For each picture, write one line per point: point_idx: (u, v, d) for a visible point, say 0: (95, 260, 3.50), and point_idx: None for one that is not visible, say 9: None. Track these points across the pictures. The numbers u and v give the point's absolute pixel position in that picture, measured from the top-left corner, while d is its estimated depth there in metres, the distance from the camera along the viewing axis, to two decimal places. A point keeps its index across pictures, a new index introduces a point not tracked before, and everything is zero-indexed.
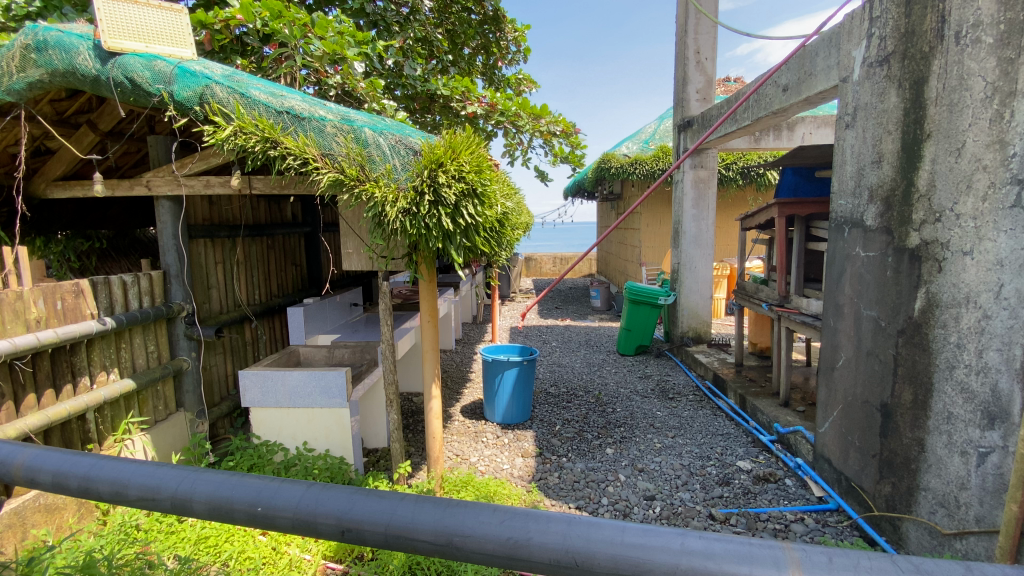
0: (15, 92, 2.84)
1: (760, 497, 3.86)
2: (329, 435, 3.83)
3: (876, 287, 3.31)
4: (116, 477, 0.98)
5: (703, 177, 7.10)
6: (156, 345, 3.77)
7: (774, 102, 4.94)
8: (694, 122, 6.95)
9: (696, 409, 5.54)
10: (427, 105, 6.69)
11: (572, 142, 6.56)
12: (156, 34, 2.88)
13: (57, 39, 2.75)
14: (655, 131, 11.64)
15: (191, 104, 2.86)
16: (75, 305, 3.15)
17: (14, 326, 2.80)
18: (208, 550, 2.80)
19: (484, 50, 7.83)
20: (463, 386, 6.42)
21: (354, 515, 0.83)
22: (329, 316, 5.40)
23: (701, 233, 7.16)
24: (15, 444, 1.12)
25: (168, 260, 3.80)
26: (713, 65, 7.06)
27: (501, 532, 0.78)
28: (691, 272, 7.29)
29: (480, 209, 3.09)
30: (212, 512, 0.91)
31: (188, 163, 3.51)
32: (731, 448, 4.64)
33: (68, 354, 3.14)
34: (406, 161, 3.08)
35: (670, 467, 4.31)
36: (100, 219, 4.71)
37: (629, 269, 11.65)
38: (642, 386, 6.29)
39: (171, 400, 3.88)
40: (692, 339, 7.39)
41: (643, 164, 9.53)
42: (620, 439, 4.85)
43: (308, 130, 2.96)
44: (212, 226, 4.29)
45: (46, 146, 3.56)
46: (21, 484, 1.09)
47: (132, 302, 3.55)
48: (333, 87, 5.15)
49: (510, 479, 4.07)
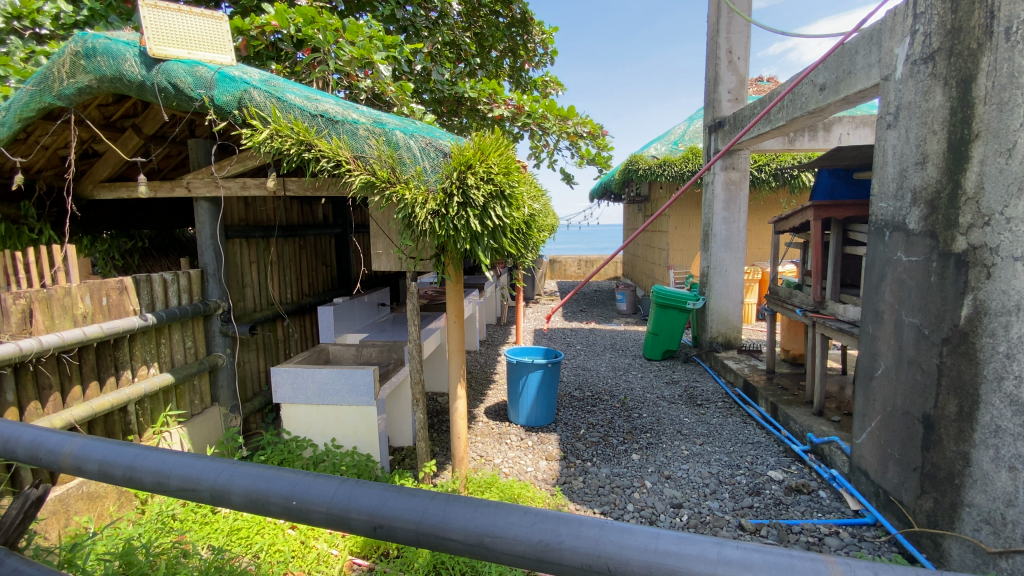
0: (65, 98, 2.98)
1: (792, 508, 3.74)
2: (356, 433, 3.89)
3: (918, 293, 3.18)
4: (158, 467, 1.01)
5: (735, 179, 6.96)
6: (193, 341, 3.89)
7: (810, 102, 4.80)
8: (725, 122, 6.82)
9: (725, 417, 5.41)
10: (455, 108, 6.76)
11: (599, 143, 6.56)
12: (198, 39, 2.98)
13: (105, 46, 2.87)
14: (685, 132, 11.50)
15: (230, 108, 2.97)
16: (119, 302, 3.29)
17: (62, 321, 2.95)
18: (241, 541, 2.88)
19: (512, 52, 7.86)
20: (488, 387, 6.44)
21: (386, 511, 0.83)
22: (358, 316, 5.49)
23: (732, 236, 7.01)
24: (63, 434, 1.17)
25: (206, 259, 3.93)
26: (745, 65, 6.92)
27: (532, 534, 0.77)
28: (721, 276, 7.14)
29: (508, 211, 3.09)
30: (248, 504, 0.93)
31: (227, 164, 3.62)
32: (761, 457, 4.52)
33: (112, 348, 3.27)
34: (436, 163, 3.10)
35: (698, 475, 4.23)
36: (143, 219, 4.90)
37: (656, 272, 11.48)
38: (669, 392, 6.18)
39: (206, 395, 4.01)
40: (721, 344, 7.24)
41: (672, 166, 9.41)
42: (646, 445, 4.78)
43: (341, 133, 3.02)
44: (247, 226, 4.41)
45: (94, 149, 3.74)
46: (68, 473, 1.13)
47: (171, 299, 3.67)
48: (363, 91, 5.24)
49: (534, 482, 4.06)
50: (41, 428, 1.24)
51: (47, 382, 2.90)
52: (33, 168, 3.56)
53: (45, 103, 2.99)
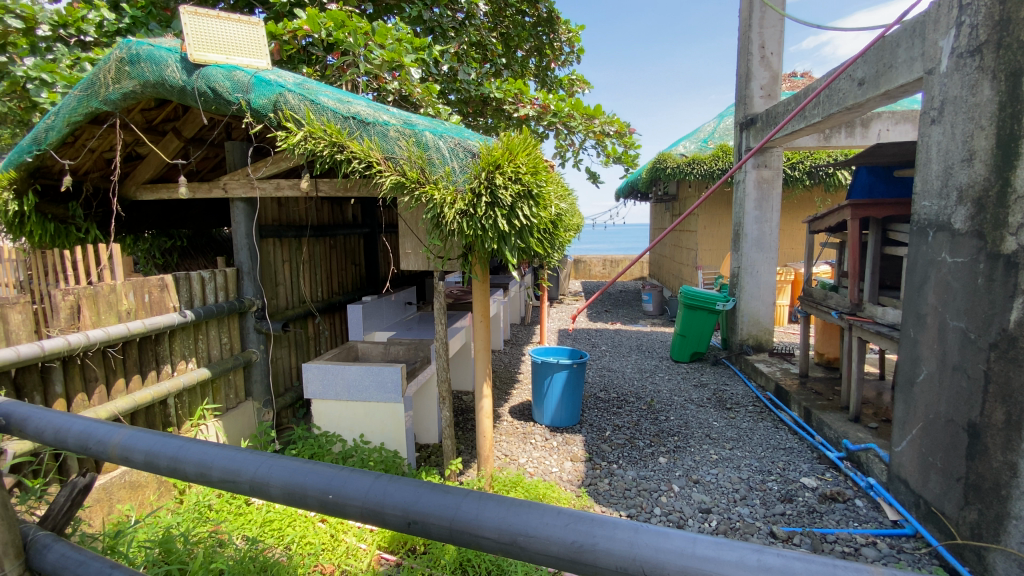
0: (111, 102, 3.11)
1: (827, 517, 3.63)
2: (384, 429, 3.95)
3: (964, 296, 3.04)
4: (200, 459, 1.05)
5: (767, 177, 6.79)
6: (229, 337, 4.01)
7: (848, 97, 4.64)
8: (757, 119, 6.65)
9: (756, 421, 5.28)
10: (480, 108, 6.79)
11: (626, 142, 6.52)
12: (236, 45, 3.08)
13: (149, 53, 2.98)
14: (715, 129, 11.28)
15: (266, 111, 3.05)
16: (160, 299, 3.42)
17: (108, 317, 3.09)
18: (273, 533, 2.95)
19: (538, 52, 7.86)
20: (512, 387, 6.44)
21: (419, 507, 0.84)
22: (385, 314, 5.57)
23: (763, 236, 6.84)
24: (112, 424, 1.23)
25: (241, 258, 4.04)
26: (779, 60, 6.73)
27: (566, 535, 0.77)
28: (752, 277, 6.97)
29: (535, 210, 3.09)
30: (286, 497, 0.96)
31: (262, 166, 3.71)
32: (794, 463, 4.41)
33: (153, 343, 3.40)
34: (465, 163, 3.12)
35: (727, 480, 4.14)
36: (182, 219, 5.08)
37: (684, 273, 11.30)
38: (697, 395, 6.07)
39: (241, 389, 4.14)
40: (752, 347, 7.07)
41: (701, 164, 9.25)
42: (673, 448, 4.70)
43: (372, 135, 3.06)
44: (281, 226, 4.53)
45: (137, 151, 3.89)
46: (116, 461, 1.19)
47: (209, 296, 3.79)
48: (391, 93, 5.29)
49: (559, 482, 4.04)
50: (90, 420, 1.30)
51: (93, 374, 3.03)
52: (80, 170, 3.73)
53: (92, 108, 3.12)
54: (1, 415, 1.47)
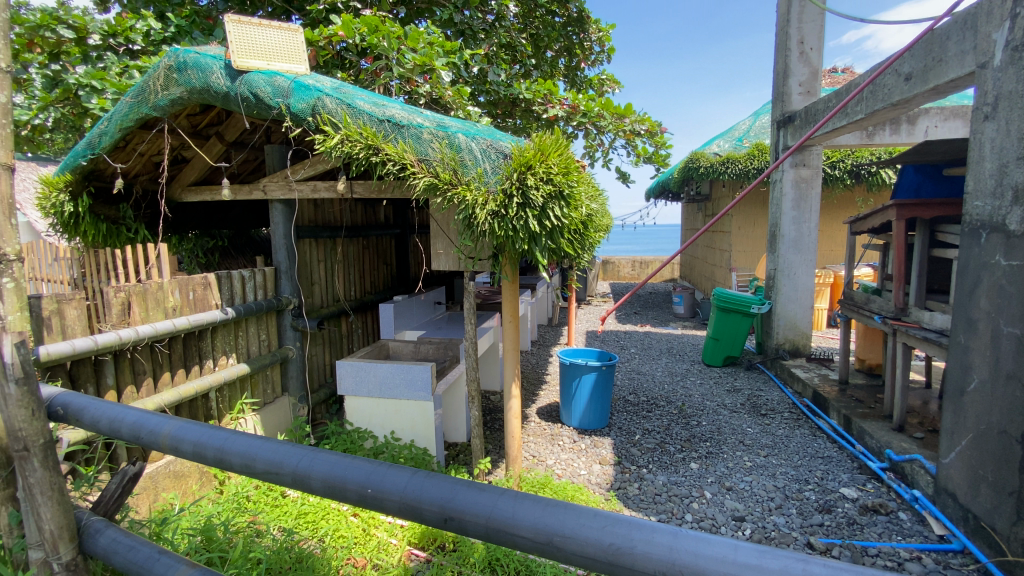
0: (160, 108, 3.24)
1: (868, 529, 3.49)
2: (414, 426, 4.01)
3: (1020, 301, 2.88)
4: (245, 451, 1.10)
5: (806, 176, 6.58)
6: (267, 334, 4.14)
7: (894, 93, 4.45)
8: (795, 117, 6.46)
9: (792, 428, 5.12)
10: (509, 109, 6.82)
11: (657, 141, 6.47)
12: (277, 52, 3.19)
13: (195, 60, 3.11)
14: (750, 127, 11.00)
15: (305, 115, 3.13)
16: (203, 296, 3.56)
17: (155, 313, 3.23)
18: (308, 525, 3.03)
19: (567, 52, 7.84)
20: (540, 388, 6.43)
21: (456, 505, 0.85)
22: (415, 314, 5.64)
23: (801, 237, 6.64)
24: (162, 417, 1.30)
25: (279, 257, 4.17)
26: (819, 55, 6.52)
27: (603, 537, 0.77)
28: (789, 280, 6.77)
29: (566, 211, 3.08)
30: (327, 490, 0.99)
31: (300, 169, 3.81)
32: (833, 473, 4.26)
33: (197, 339, 3.55)
34: (497, 164, 3.14)
35: (762, 488, 4.03)
36: (223, 220, 5.27)
37: (717, 275, 11.06)
38: (730, 400, 5.92)
39: (278, 385, 4.27)
40: (788, 351, 6.86)
41: (735, 164, 9.05)
42: (705, 454, 4.61)
43: (407, 137, 3.11)
44: (316, 227, 4.65)
45: (182, 156, 4.06)
46: (167, 451, 1.25)
47: (249, 294, 3.93)
48: (422, 96, 5.35)
49: (587, 485, 4.02)
50: (142, 411, 1.37)
51: (141, 368, 3.17)
52: (130, 173, 3.92)
53: (142, 114, 3.27)
54: (62, 404, 1.60)
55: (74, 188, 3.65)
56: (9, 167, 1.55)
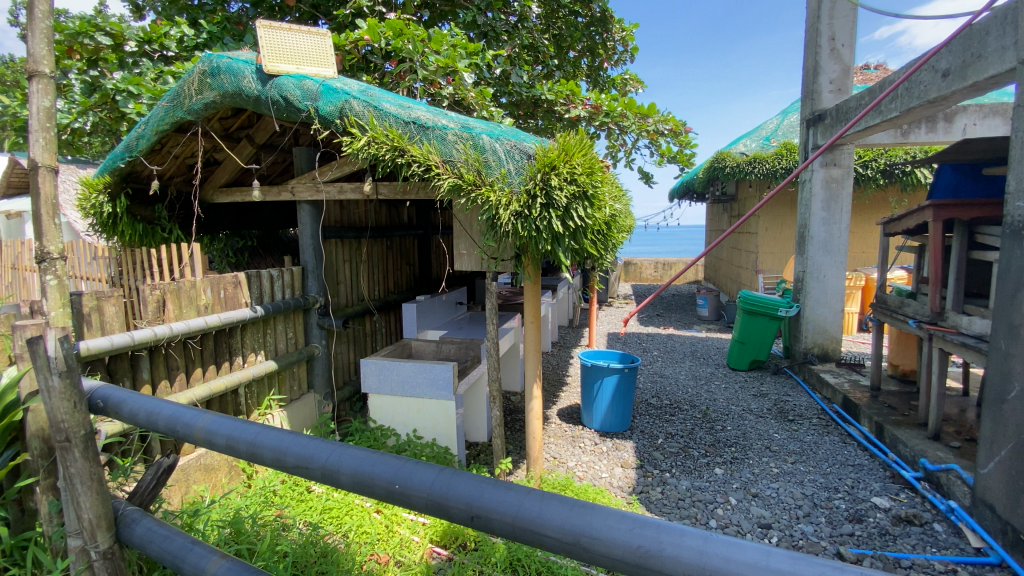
0: (194, 112, 3.34)
1: (901, 540, 3.37)
2: (436, 425, 4.04)
3: None
4: (277, 445, 1.12)
5: (836, 176, 6.42)
6: (294, 332, 4.23)
7: (931, 90, 4.30)
8: (826, 116, 6.30)
9: (821, 435, 4.99)
10: (532, 110, 6.82)
11: (682, 141, 6.40)
12: (306, 56, 3.26)
13: (228, 65, 3.19)
14: (778, 126, 10.77)
15: (333, 118, 3.18)
16: (234, 294, 3.66)
17: (188, 311, 3.33)
18: (332, 520, 3.09)
19: (590, 52, 7.80)
20: (560, 389, 6.40)
21: (483, 502, 0.86)
22: (437, 314, 5.69)
23: (831, 238, 6.47)
24: (198, 411, 1.34)
25: (307, 257, 4.25)
26: (850, 52, 6.35)
27: (631, 539, 0.76)
28: (819, 283, 6.60)
29: (590, 211, 3.08)
30: (355, 485, 1.01)
31: (327, 170, 3.88)
32: (864, 481, 4.13)
33: (227, 336, 3.64)
34: (520, 165, 3.14)
35: (789, 495, 3.94)
36: (252, 220, 5.40)
37: (743, 277, 10.85)
38: (757, 405, 5.80)
39: (304, 382, 4.35)
40: (817, 356, 6.68)
41: (763, 163, 8.87)
42: (731, 459, 4.52)
43: (432, 139, 3.14)
44: (342, 228, 4.73)
45: (214, 158, 4.18)
46: (202, 444, 1.29)
47: (277, 293, 4.02)
48: (445, 98, 5.39)
49: (609, 488, 3.99)
50: (177, 404, 1.42)
51: (175, 363, 3.28)
52: (166, 175, 4.05)
53: (177, 118, 3.37)
54: (103, 397, 1.66)
55: (113, 190, 3.80)
56: (52, 168, 1.64)
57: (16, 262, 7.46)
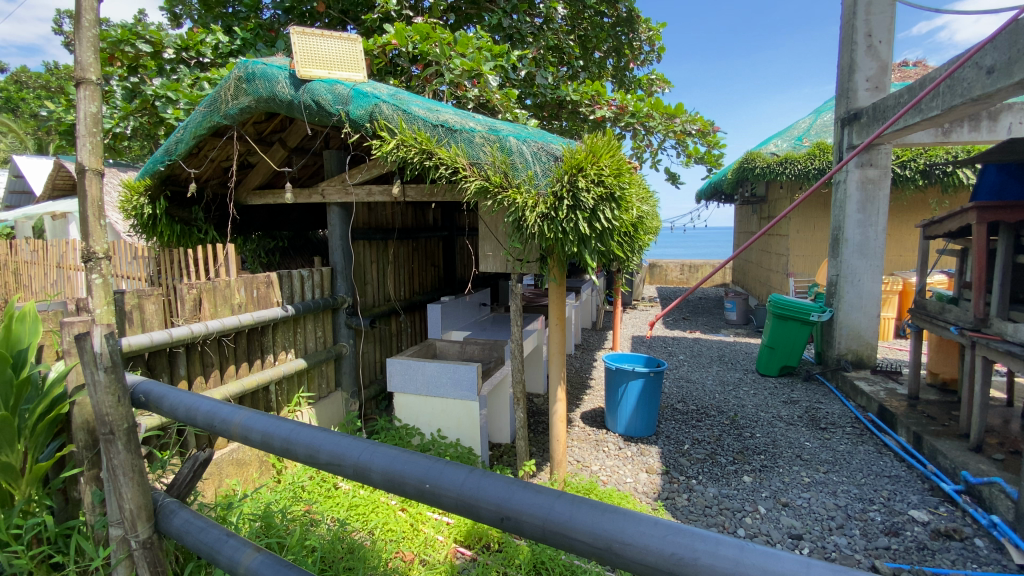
0: (230, 117, 3.44)
1: (940, 556, 3.24)
2: (460, 425, 4.06)
3: None
4: (310, 442, 1.15)
5: (873, 177, 6.22)
6: (323, 331, 4.32)
7: (975, 87, 4.13)
8: (862, 114, 6.11)
9: (855, 444, 4.83)
10: (556, 111, 6.81)
11: (710, 141, 6.30)
12: (337, 61, 3.34)
13: (263, 71, 3.28)
14: (810, 126, 10.50)
15: (363, 122, 3.24)
16: (266, 294, 3.76)
17: (223, 309, 3.44)
18: (358, 517, 3.13)
19: (615, 52, 7.73)
20: (584, 392, 6.36)
21: (513, 504, 0.86)
22: (461, 315, 5.72)
23: (867, 241, 6.27)
24: (234, 407, 1.38)
25: (336, 258, 4.34)
26: (888, 48, 6.14)
27: (664, 546, 0.75)
28: (853, 287, 6.40)
29: (617, 213, 3.06)
30: (386, 483, 1.03)
31: (357, 172, 3.95)
32: (901, 493, 3.98)
33: (260, 334, 3.74)
34: (547, 167, 3.13)
35: (822, 506, 3.82)
36: (283, 222, 5.53)
37: (772, 280, 10.60)
38: (787, 412, 5.65)
39: (332, 380, 4.44)
40: (851, 362, 6.47)
41: (794, 164, 8.66)
42: (760, 467, 4.42)
43: (459, 141, 3.17)
44: (370, 229, 4.82)
45: (248, 161, 4.30)
46: (237, 439, 1.33)
47: (307, 293, 4.11)
48: (471, 101, 5.42)
49: (634, 493, 3.95)
50: (215, 401, 1.46)
51: (210, 360, 3.38)
52: (202, 178, 4.19)
53: (214, 122, 3.47)
54: (144, 392, 1.73)
55: (153, 192, 3.95)
56: (98, 171, 1.72)
57: (61, 261, 7.81)
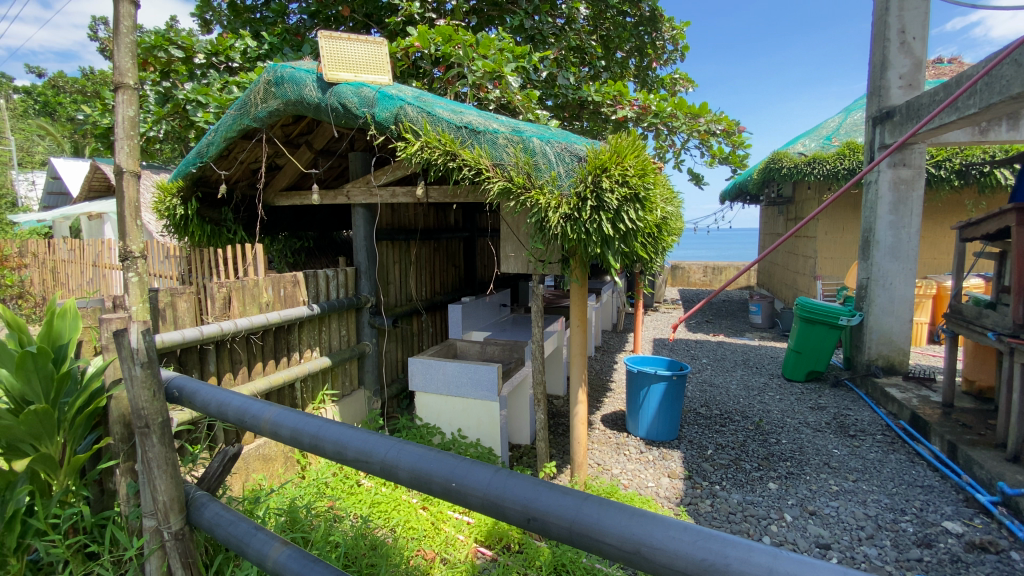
0: (259, 120, 3.52)
1: (975, 569, 3.13)
2: (480, 425, 4.08)
3: None
4: (338, 439, 1.17)
5: (906, 177, 6.04)
6: (347, 330, 4.39)
7: (1014, 85, 3.98)
8: (895, 113, 5.93)
9: (885, 453, 4.69)
10: (577, 112, 6.79)
11: (735, 141, 6.20)
12: (363, 64, 3.38)
13: (291, 75, 3.35)
14: (839, 125, 10.25)
15: (388, 124, 3.29)
16: (293, 293, 3.83)
17: (251, 308, 3.52)
18: (381, 515, 3.17)
19: (638, 52, 7.68)
20: (605, 395, 6.32)
21: (539, 505, 0.87)
22: (482, 315, 5.74)
23: (899, 243, 6.09)
24: (264, 403, 1.42)
25: (360, 258, 4.40)
26: (922, 45, 5.96)
27: (694, 552, 0.74)
28: (884, 290, 6.22)
29: (641, 214, 3.03)
30: (412, 481, 1.04)
31: (382, 174, 4.01)
32: (934, 504, 3.85)
33: (286, 332, 3.82)
34: (571, 168, 3.13)
35: (850, 515, 3.72)
36: (309, 222, 5.63)
37: (799, 283, 10.36)
38: (814, 418, 5.52)
39: (355, 378, 4.50)
40: (882, 368, 6.28)
41: (823, 164, 8.45)
42: (786, 474, 4.32)
43: (482, 142, 3.18)
44: (393, 230, 4.88)
45: (277, 163, 4.40)
46: (267, 434, 1.36)
47: (332, 292, 4.18)
48: (492, 102, 5.45)
49: (656, 498, 3.91)
50: (246, 397, 1.50)
51: (239, 357, 3.46)
52: (232, 180, 4.30)
53: (244, 125, 3.56)
54: (179, 386, 1.78)
55: (185, 194, 4.07)
56: (135, 173, 1.78)
57: (97, 259, 8.10)
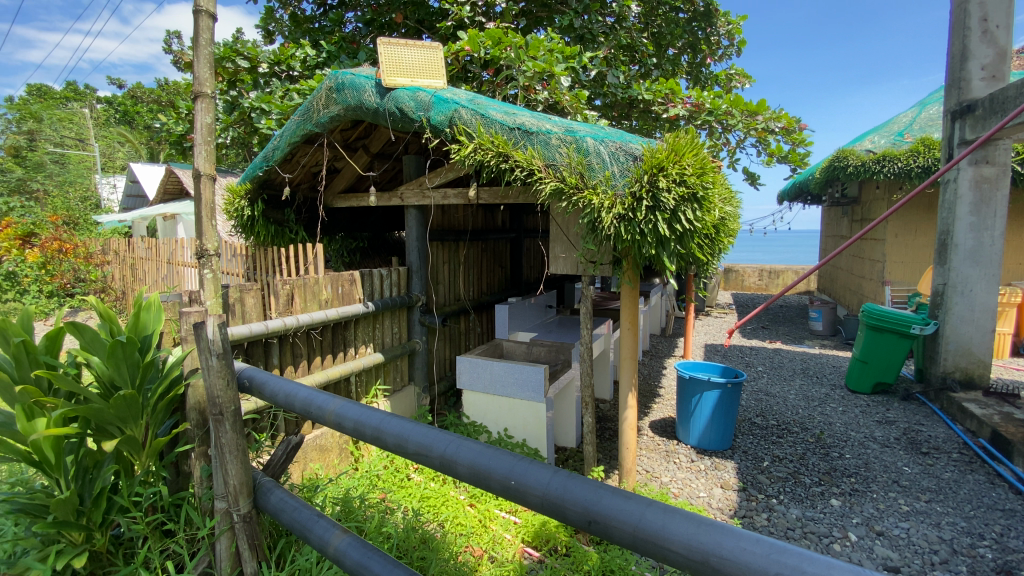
0: (321, 124, 3.67)
1: None
2: (526, 426, 4.08)
3: None
4: (400, 432, 1.22)
5: (989, 176, 5.58)
6: (399, 327, 4.51)
7: None
8: (977, 106, 5.48)
9: (963, 473, 4.34)
10: (627, 111, 6.68)
11: (795, 138, 5.92)
12: (420, 68, 3.47)
13: (351, 81, 3.49)
14: (911, 120, 9.59)
15: (443, 127, 3.36)
16: (349, 291, 3.97)
17: (311, 304, 3.68)
18: (430, 509, 3.24)
19: (691, 49, 7.46)
20: (653, 401, 6.18)
21: (601, 508, 0.87)
22: (528, 316, 5.75)
23: (981, 247, 5.63)
24: (328, 396, 1.48)
25: (412, 258, 4.52)
26: (1008, 33, 5.48)
27: (767, 565, 0.72)
28: (963, 297, 5.76)
29: (699, 214, 2.96)
30: (471, 476, 1.06)
31: (435, 176, 4.09)
32: (1019, 531, 3.54)
33: (343, 328, 3.97)
34: (626, 167, 3.09)
35: (922, 537, 3.48)
36: (363, 223, 5.83)
37: (865, 288, 9.77)
38: (881, 433, 5.18)
39: (405, 375, 4.62)
40: (959, 381, 5.82)
41: (893, 162, 7.93)
42: (849, 491, 4.08)
43: (535, 143, 3.18)
44: (443, 231, 4.98)
45: (335, 167, 4.58)
46: (331, 425, 1.43)
47: (385, 291, 4.32)
48: (541, 103, 5.45)
49: (707, 508, 3.80)
50: (311, 388, 1.58)
51: (300, 351, 3.64)
52: (295, 182, 4.51)
53: (306, 130, 3.72)
54: (250, 377, 1.88)
55: (252, 195, 4.30)
56: (211, 176, 1.90)
57: (171, 257, 8.70)
